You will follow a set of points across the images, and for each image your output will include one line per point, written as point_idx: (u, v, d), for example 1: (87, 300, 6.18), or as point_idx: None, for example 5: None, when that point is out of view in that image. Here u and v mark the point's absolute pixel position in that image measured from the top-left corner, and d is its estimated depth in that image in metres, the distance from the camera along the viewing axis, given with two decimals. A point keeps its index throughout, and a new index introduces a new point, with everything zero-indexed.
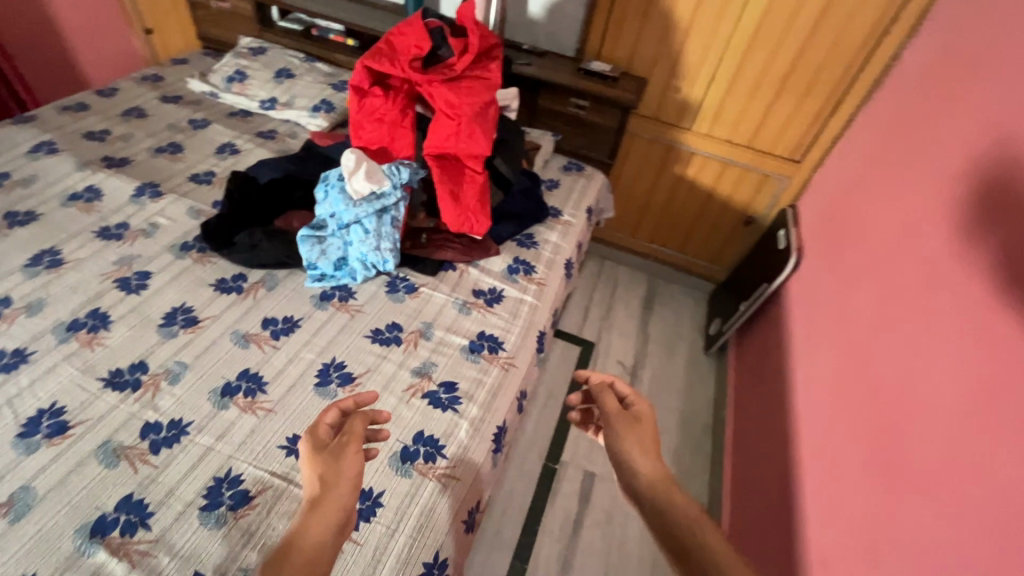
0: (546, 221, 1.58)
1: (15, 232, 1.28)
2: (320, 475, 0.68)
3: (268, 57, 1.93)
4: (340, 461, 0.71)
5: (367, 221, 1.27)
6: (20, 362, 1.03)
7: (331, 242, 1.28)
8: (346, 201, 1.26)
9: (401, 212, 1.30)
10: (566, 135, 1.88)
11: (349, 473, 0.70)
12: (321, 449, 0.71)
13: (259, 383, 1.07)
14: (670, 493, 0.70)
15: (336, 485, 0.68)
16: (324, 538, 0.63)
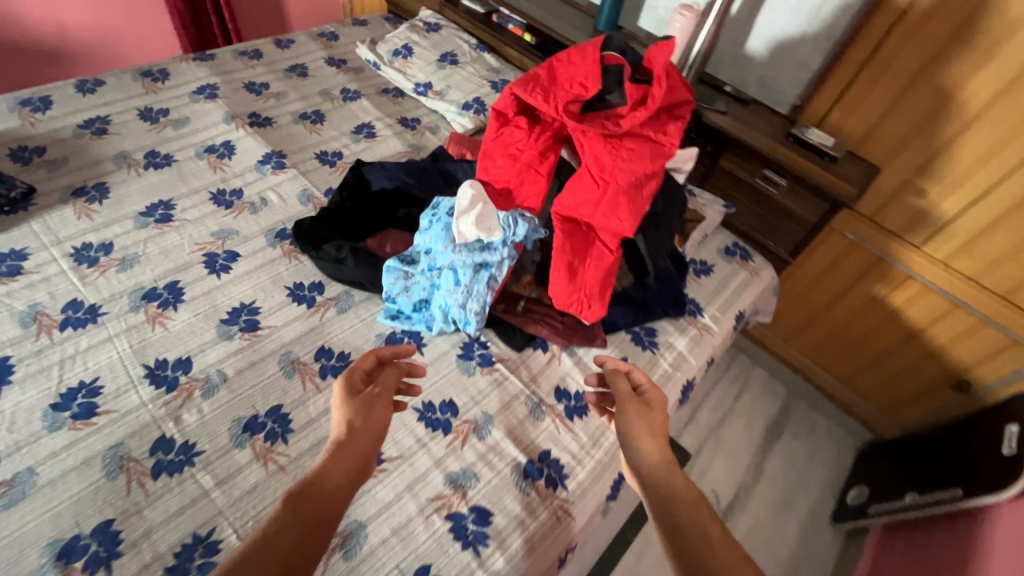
0: (678, 320, 1.25)
1: (147, 175, 1.29)
2: (351, 419, 0.74)
3: (439, 36, 1.80)
4: (372, 410, 0.76)
5: (462, 271, 1.07)
6: (89, 320, 1.02)
7: (418, 280, 1.11)
8: (445, 241, 1.07)
9: (502, 272, 1.07)
10: (742, 209, 1.49)
11: (375, 424, 0.76)
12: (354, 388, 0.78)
13: (284, 428, 0.95)
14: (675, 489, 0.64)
15: (363, 429, 0.74)
16: (346, 479, 0.68)
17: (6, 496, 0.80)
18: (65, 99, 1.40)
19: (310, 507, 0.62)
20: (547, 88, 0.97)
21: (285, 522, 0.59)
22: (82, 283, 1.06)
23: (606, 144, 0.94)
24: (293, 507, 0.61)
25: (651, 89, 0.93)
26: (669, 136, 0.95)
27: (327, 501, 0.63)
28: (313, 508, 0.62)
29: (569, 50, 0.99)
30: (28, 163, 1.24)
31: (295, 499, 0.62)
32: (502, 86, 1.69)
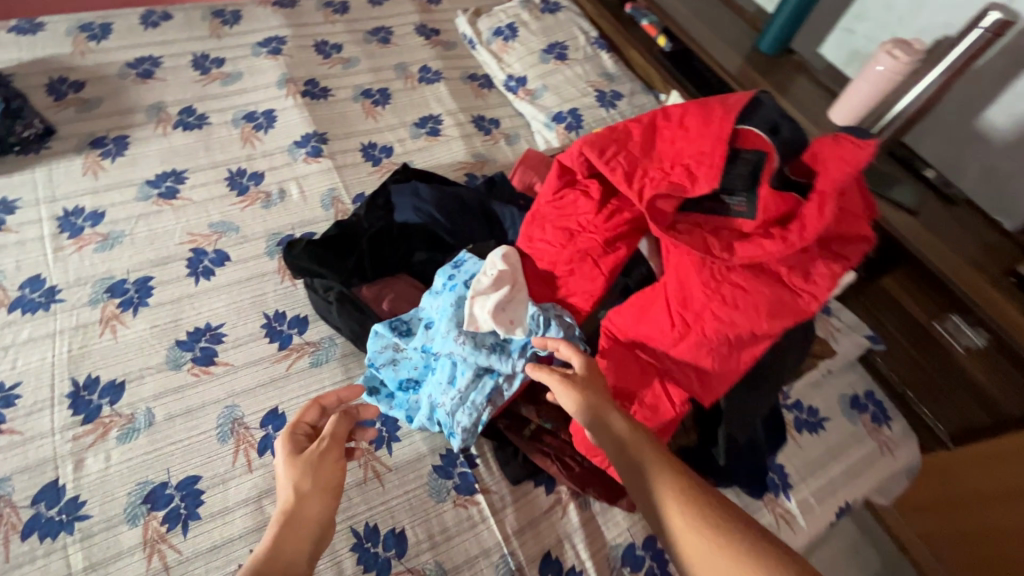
0: (750, 497, 0.88)
1: (173, 135, 1.14)
2: (298, 483, 0.58)
3: (553, 20, 1.45)
4: (322, 471, 0.60)
5: (461, 367, 0.79)
6: (43, 306, 0.89)
7: (409, 357, 0.84)
8: (451, 322, 0.79)
9: (512, 388, 0.78)
10: (893, 351, 1.03)
11: (326, 482, 0.60)
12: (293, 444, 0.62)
13: (190, 511, 0.76)
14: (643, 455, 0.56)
15: (310, 495, 0.58)
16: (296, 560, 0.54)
17: None
18: (126, 30, 1.28)
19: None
20: (635, 158, 0.62)
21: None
22: (54, 257, 0.94)
23: (701, 269, 0.59)
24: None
25: (805, 203, 0.56)
26: (813, 282, 0.57)
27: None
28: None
29: (688, 104, 0.63)
30: (61, 98, 1.14)
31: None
32: (611, 99, 1.32)
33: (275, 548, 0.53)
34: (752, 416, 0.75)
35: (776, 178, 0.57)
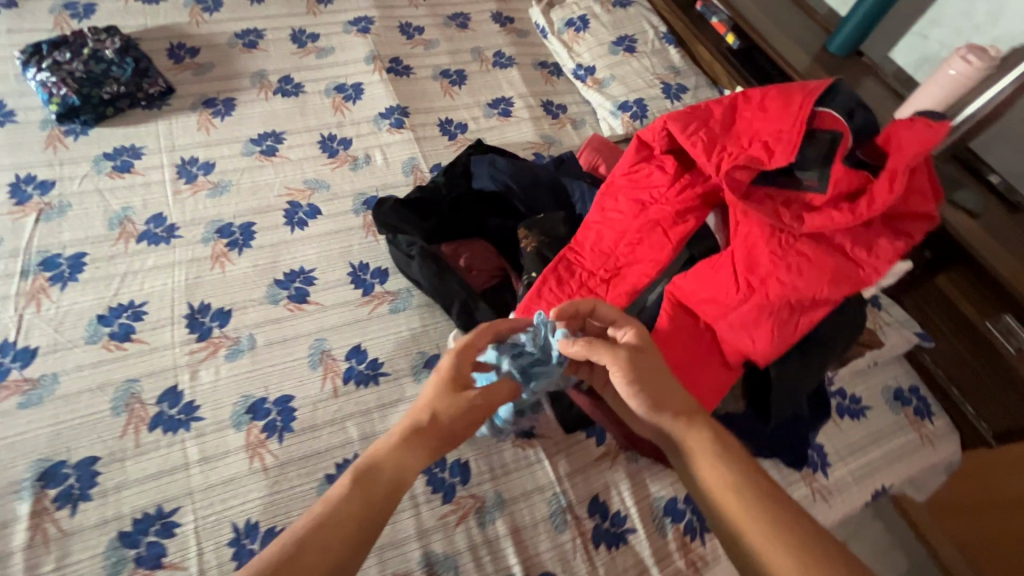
0: (788, 470, 0.93)
1: (273, 100, 1.26)
2: (434, 404, 0.67)
3: (625, 14, 1.52)
4: (457, 402, 0.67)
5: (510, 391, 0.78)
6: (164, 239, 1.01)
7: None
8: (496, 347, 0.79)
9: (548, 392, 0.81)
10: (942, 347, 1.05)
11: (457, 416, 0.67)
12: (459, 364, 0.71)
13: (285, 424, 0.86)
14: (713, 479, 0.62)
15: (438, 421, 0.66)
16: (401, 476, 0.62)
17: (29, 393, 0.82)
18: (235, 4, 1.41)
19: (356, 502, 0.59)
20: (715, 134, 0.69)
21: (332, 521, 0.57)
22: (173, 198, 1.06)
23: (769, 236, 0.66)
24: (343, 503, 0.58)
25: (875, 180, 0.61)
26: (875, 255, 0.63)
27: (369, 500, 0.59)
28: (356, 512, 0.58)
29: (769, 88, 0.69)
30: (178, 62, 1.27)
31: (352, 488, 0.60)
32: (676, 92, 1.38)
33: (391, 454, 0.63)
34: (799, 385, 0.80)
35: (847, 157, 0.63)
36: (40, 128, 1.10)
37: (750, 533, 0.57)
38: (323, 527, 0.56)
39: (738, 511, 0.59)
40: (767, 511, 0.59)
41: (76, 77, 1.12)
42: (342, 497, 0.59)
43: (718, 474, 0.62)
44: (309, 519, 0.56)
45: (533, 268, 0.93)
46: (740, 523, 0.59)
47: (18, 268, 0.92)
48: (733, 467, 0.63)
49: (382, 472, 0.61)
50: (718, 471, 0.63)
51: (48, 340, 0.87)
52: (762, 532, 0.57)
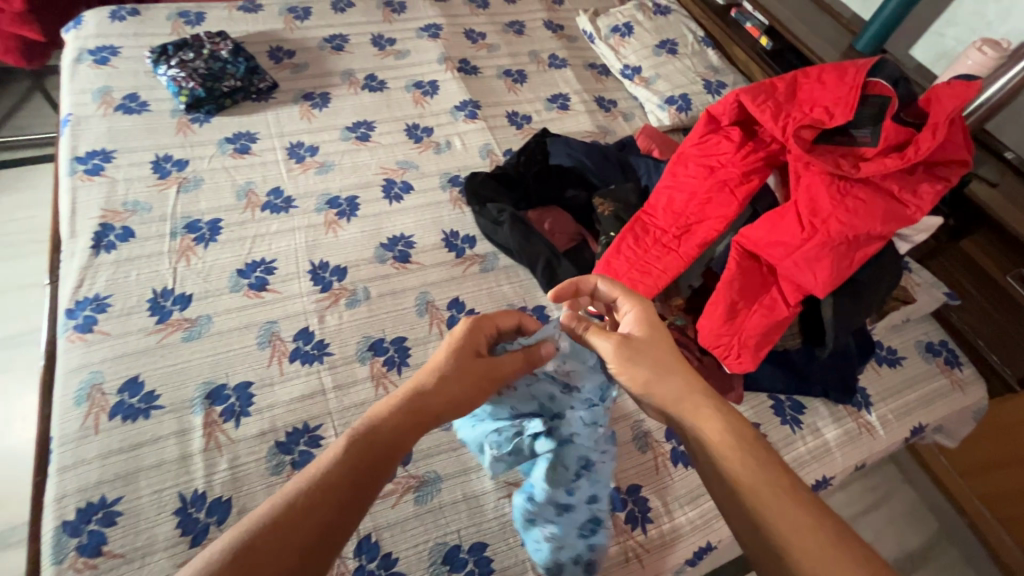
0: (837, 407, 1.05)
1: (362, 94, 1.42)
2: (444, 371, 0.68)
3: (666, 21, 1.68)
4: (472, 369, 0.70)
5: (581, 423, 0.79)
6: (283, 209, 1.16)
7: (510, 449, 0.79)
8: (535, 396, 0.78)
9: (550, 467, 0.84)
10: (969, 304, 1.19)
11: (472, 383, 0.69)
12: (471, 334, 0.73)
13: (402, 360, 1.00)
14: (722, 447, 0.61)
15: (452, 384, 0.68)
16: (402, 439, 0.63)
17: (189, 330, 0.96)
18: (321, 12, 1.58)
19: (353, 467, 0.58)
20: (780, 103, 0.84)
21: (324, 486, 0.56)
22: (288, 175, 1.21)
23: (829, 184, 0.80)
24: (340, 471, 0.57)
25: (918, 134, 0.76)
26: (918, 197, 0.77)
27: (369, 463, 0.59)
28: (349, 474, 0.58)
29: (824, 66, 0.84)
30: (279, 62, 1.44)
31: (353, 448, 0.60)
32: (716, 88, 1.53)
33: (391, 418, 0.63)
34: (849, 321, 0.93)
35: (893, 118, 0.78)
36: (170, 116, 1.26)
37: (758, 501, 0.57)
38: (318, 488, 0.56)
39: (745, 475, 0.59)
40: (773, 479, 0.58)
41: (200, 72, 1.28)
42: (336, 466, 0.58)
43: (730, 444, 0.61)
44: (304, 481, 0.56)
45: (610, 230, 1.08)
46: (746, 489, 0.58)
47: (167, 230, 1.08)
48: (741, 436, 0.62)
49: (387, 436, 0.62)
50: (731, 448, 0.61)
51: (199, 288, 1.01)
52: (771, 498, 0.57)
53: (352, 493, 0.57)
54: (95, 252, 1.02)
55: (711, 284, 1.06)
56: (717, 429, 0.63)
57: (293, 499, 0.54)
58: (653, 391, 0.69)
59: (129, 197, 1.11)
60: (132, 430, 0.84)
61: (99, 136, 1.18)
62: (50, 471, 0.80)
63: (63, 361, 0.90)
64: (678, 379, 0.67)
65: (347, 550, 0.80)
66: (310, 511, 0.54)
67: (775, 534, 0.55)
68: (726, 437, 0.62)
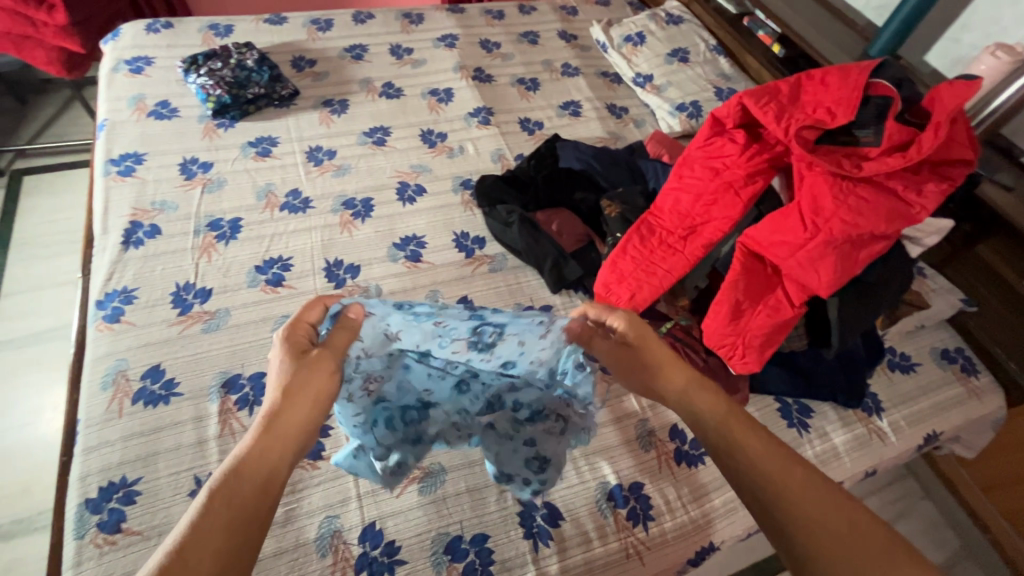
0: (846, 411, 1.04)
1: (379, 100, 1.47)
2: (288, 385, 0.64)
3: (678, 30, 1.71)
4: (313, 372, 0.67)
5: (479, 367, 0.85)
6: (302, 209, 1.20)
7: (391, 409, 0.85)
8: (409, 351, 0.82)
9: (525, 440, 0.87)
10: (985, 311, 1.17)
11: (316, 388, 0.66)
12: (292, 342, 0.69)
13: None
14: (731, 423, 0.65)
15: (300, 392, 0.64)
16: (276, 463, 0.59)
17: (208, 322, 1.01)
18: (343, 24, 1.65)
19: (225, 505, 0.53)
20: (784, 104, 0.85)
21: (196, 537, 0.50)
22: (307, 177, 1.26)
23: (831, 184, 0.80)
24: (211, 516, 0.52)
25: (921, 134, 0.76)
26: (923, 197, 0.77)
27: (250, 497, 0.55)
28: (231, 518, 0.52)
29: (828, 67, 0.84)
30: (301, 70, 1.50)
31: (219, 490, 0.54)
32: (727, 95, 1.54)
33: (264, 454, 0.58)
34: (856, 323, 0.93)
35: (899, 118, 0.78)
36: (198, 122, 1.33)
37: (775, 467, 0.59)
38: (196, 536, 0.50)
39: (756, 445, 0.62)
40: (782, 449, 0.62)
41: (227, 81, 1.35)
42: (205, 510, 0.52)
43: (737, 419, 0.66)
44: (176, 538, 0.49)
45: (617, 230, 1.10)
46: (759, 458, 0.61)
47: (191, 228, 1.13)
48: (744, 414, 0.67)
49: (257, 463, 0.57)
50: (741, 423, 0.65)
51: (219, 282, 1.06)
52: (784, 464, 0.60)
53: (241, 525, 0.53)
54: (124, 247, 1.08)
55: (717, 284, 1.06)
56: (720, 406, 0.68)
57: (169, 558, 0.48)
58: (665, 378, 0.73)
59: (157, 197, 1.17)
60: (152, 415, 0.88)
61: (132, 139, 1.25)
62: (75, 451, 0.85)
63: (91, 349, 0.95)
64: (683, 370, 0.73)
65: (352, 537, 0.83)
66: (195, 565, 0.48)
67: (793, 500, 0.57)
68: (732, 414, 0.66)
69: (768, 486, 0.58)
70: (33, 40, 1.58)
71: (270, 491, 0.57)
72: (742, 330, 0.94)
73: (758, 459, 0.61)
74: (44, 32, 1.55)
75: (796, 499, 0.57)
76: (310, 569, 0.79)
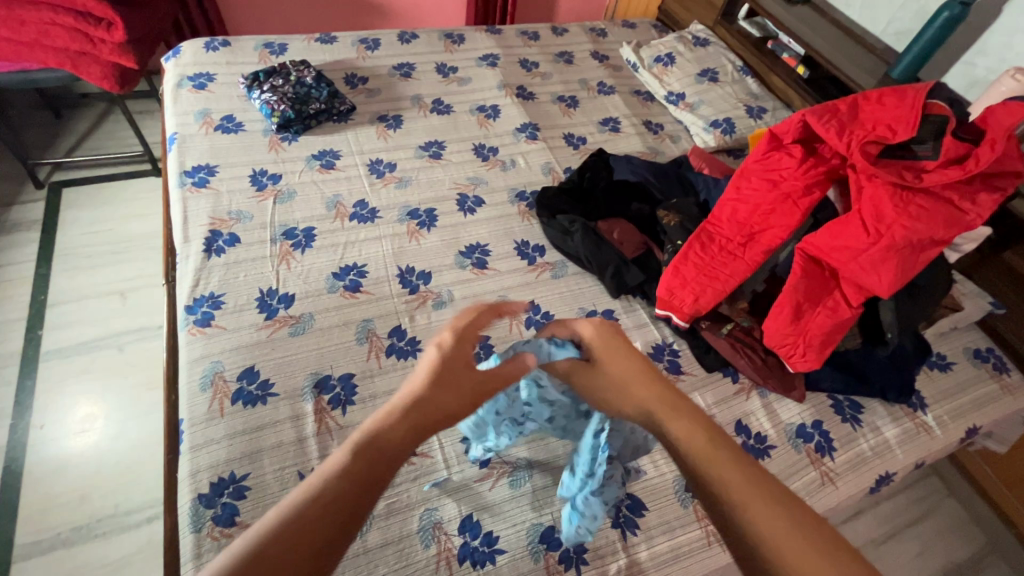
0: (895, 407, 1.10)
1: (431, 116, 1.54)
2: (434, 378, 0.60)
3: (705, 52, 1.81)
4: (460, 378, 0.61)
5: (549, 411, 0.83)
6: (370, 219, 1.26)
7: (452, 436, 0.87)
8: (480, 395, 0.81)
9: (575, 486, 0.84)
10: (1013, 314, 1.26)
11: (462, 390, 0.61)
12: (461, 344, 0.65)
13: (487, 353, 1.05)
14: (703, 448, 0.55)
15: (437, 388, 0.59)
16: (406, 447, 0.53)
17: (295, 326, 1.05)
18: (389, 44, 1.72)
19: (351, 478, 0.48)
20: (845, 121, 0.97)
21: (306, 514, 0.45)
22: (371, 189, 1.32)
23: (894, 193, 0.89)
24: (326, 495, 0.46)
25: (975, 149, 0.87)
26: (977, 205, 0.87)
27: (366, 482, 0.49)
28: (345, 499, 0.47)
29: (884, 90, 0.97)
30: (355, 87, 1.56)
31: (346, 467, 0.49)
32: (757, 112, 1.64)
33: (399, 430, 0.54)
34: (908, 322, 1.01)
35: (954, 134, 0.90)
36: (263, 135, 1.38)
37: (741, 493, 0.50)
38: (311, 510, 0.45)
39: (730, 471, 0.52)
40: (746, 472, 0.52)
41: (289, 96, 1.40)
42: (324, 486, 0.47)
43: (709, 438, 0.55)
44: (297, 500, 0.45)
45: (677, 238, 1.18)
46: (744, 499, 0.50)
47: (268, 236, 1.18)
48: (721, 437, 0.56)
49: (382, 446, 0.52)
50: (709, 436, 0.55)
51: (300, 288, 1.11)
52: (771, 506, 0.50)
53: (350, 517, 0.47)
54: (207, 255, 1.12)
55: (771, 289, 1.13)
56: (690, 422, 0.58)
57: (286, 525, 0.44)
58: (633, 399, 0.64)
59: (232, 207, 1.21)
60: (252, 414, 0.92)
61: (203, 153, 1.30)
62: (183, 449, 0.88)
63: (186, 351, 0.98)
64: (649, 386, 0.63)
65: (452, 528, 0.86)
66: (292, 544, 0.43)
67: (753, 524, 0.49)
68: (707, 435, 0.56)
69: (759, 536, 0.48)
70: (89, 56, 1.61)
71: (381, 484, 0.50)
72: (804, 329, 0.99)
73: (739, 495, 0.50)
74: (101, 48, 1.59)
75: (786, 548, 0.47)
76: (416, 560, 0.83)
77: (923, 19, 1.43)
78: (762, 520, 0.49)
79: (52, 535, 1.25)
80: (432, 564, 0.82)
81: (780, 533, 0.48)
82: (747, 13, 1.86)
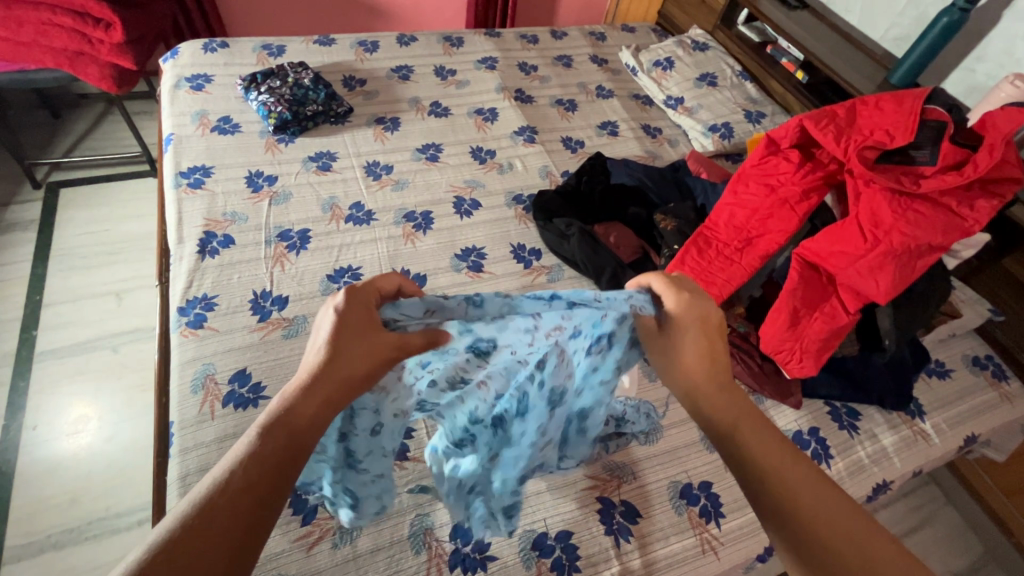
0: (892, 415, 1.09)
1: (429, 118, 1.53)
2: (335, 348, 0.56)
3: (704, 56, 1.80)
4: (364, 344, 0.57)
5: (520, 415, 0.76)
6: (366, 221, 1.25)
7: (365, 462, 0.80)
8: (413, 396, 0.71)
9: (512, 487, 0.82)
10: (1012, 321, 1.25)
11: (374, 353, 0.58)
12: (349, 309, 0.58)
13: None
14: (746, 429, 0.60)
15: (350, 356, 0.56)
16: (314, 420, 0.54)
17: (288, 328, 1.04)
18: (388, 46, 1.72)
19: (259, 462, 0.49)
20: (842, 127, 0.98)
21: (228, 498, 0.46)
22: (368, 191, 1.31)
23: (892, 198, 0.89)
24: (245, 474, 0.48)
25: (974, 155, 0.87)
26: (976, 211, 0.86)
27: (283, 458, 0.50)
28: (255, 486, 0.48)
29: (883, 96, 0.98)
30: (352, 89, 1.56)
31: (260, 447, 0.50)
32: (756, 117, 1.63)
33: (301, 409, 0.53)
34: (906, 328, 1.00)
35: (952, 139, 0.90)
36: (259, 137, 1.38)
37: (789, 483, 0.56)
38: (231, 490, 0.47)
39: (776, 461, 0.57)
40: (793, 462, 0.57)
41: (286, 98, 1.40)
42: (239, 469, 0.48)
43: (755, 429, 0.60)
44: (213, 484, 0.47)
45: (674, 243, 1.17)
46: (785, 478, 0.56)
47: (263, 238, 1.17)
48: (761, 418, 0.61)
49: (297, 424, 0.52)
50: (757, 428, 0.60)
51: (294, 291, 1.10)
52: (812, 489, 0.55)
53: (266, 495, 0.49)
54: (200, 256, 1.11)
55: (769, 295, 1.12)
56: (737, 410, 0.62)
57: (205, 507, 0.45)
58: (681, 373, 0.65)
59: (227, 208, 1.21)
60: (243, 417, 0.91)
61: (199, 153, 1.30)
62: (172, 452, 0.86)
63: (178, 353, 0.98)
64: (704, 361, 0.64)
65: (443, 534, 0.85)
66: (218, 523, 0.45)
67: (799, 509, 0.54)
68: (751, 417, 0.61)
69: (796, 511, 0.54)
70: (87, 56, 1.61)
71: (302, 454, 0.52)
72: (801, 334, 0.98)
73: (778, 475, 0.56)
74: (98, 48, 1.58)
75: (825, 526, 0.53)
76: (407, 565, 0.81)
77: (922, 26, 1.43)
78: (806, 508, 0.54)
79: (42, 538, 1.24)
80: (423, 570, 0.81)
81: (822, 518, 0.53)
82: (746, 18, 1.85)
